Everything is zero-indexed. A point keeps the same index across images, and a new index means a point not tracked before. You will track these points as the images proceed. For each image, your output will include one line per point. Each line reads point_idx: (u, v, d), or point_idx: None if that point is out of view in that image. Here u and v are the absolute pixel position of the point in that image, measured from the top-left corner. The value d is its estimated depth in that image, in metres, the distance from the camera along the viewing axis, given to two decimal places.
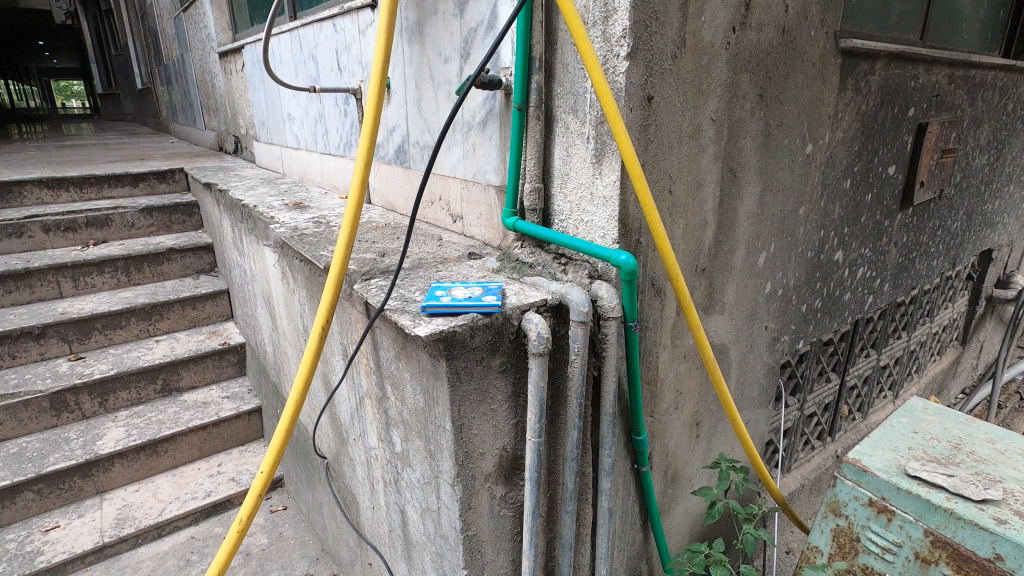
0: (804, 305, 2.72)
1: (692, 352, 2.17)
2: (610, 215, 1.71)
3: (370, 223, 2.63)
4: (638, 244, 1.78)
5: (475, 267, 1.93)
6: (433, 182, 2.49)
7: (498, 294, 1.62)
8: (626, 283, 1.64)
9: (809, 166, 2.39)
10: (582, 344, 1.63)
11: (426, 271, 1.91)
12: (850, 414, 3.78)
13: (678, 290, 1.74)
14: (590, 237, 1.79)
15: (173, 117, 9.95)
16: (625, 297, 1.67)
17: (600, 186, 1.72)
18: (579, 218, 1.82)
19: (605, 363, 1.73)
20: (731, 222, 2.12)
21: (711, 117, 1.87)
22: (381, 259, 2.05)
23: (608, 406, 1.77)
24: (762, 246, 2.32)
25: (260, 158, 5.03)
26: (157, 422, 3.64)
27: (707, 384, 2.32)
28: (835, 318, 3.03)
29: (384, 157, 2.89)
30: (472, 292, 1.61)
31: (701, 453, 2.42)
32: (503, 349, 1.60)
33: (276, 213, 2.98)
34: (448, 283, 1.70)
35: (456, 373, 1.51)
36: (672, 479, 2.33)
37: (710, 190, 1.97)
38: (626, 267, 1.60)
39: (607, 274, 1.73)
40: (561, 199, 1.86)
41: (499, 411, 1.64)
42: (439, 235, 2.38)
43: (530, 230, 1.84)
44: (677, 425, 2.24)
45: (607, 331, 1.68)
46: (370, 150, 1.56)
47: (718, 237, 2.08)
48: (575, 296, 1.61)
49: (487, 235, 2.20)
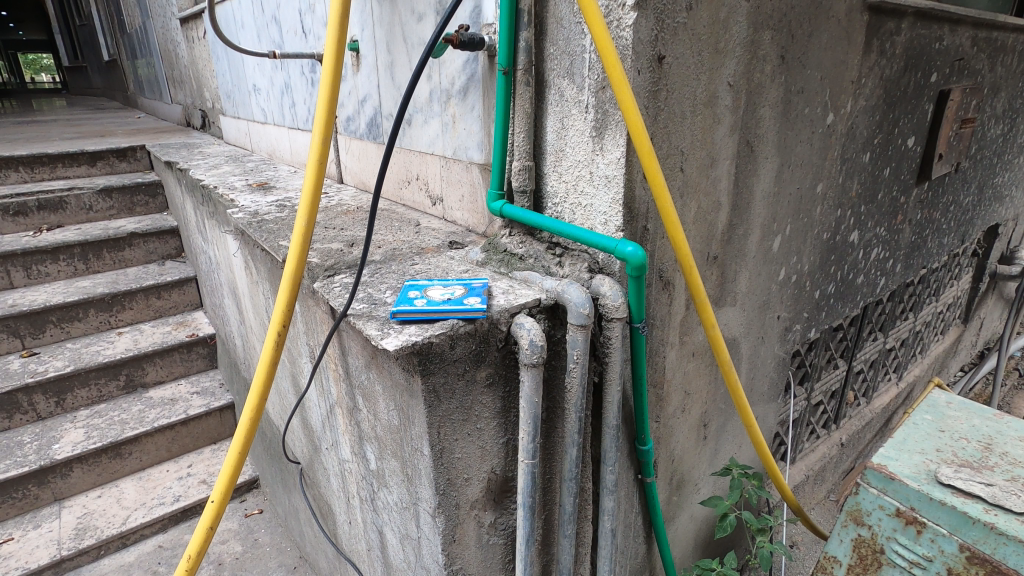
0: (817, 291, 2.50)
1: (701, 348, 1.95)
2: (612, 197, 1.46)
3: (341, 207, 2.35)
4: (645, 232, 1.54)
5: (457, 258, 1.67)
6: (410, 159, 2.21)
7: (482, 295, 1.36)
8: (633, 279, 1.41)
9: (830, 138, 2.15)
10: (582, 351, 1.40)
11: (400, 265, 1.65)
12: (855, 400, 3.62)
13: (692, 284, 1.52)
14: (589, 223, 1.54)
15: (140, 90, 9.44)
16: (631, 294, 1.43)
17: (602, 163, 1.46)
18: (576, 202, 1.57)
19: (608, 369, 1.51)
20: (747, 203, 1.87)
21: (729, 81, 1.60)
22: (348, 250, 1.79)
23: (611, 418, 1.55)
24: (778, 229, 2.08)
25: (228, 134, 4.67)
26: (119, 422, 3.38)
27: (715, 383, 2.10)
28: (847, 303, 2.83)
29: (355, 131, 2.59)
30: (452, 292, 1.36)
31: (707, 456, 2.23)
32: (490, 359, 1.36)
33: (237, 195, 2.69)
34: (424, 280, 1.45)
35: (434, 392, 1.27)
36: (678, 486, 2.13)
37: (725, 167, 1.72)
38: (634, 260, 1.36)
39: (610, 268, 1.49)
40: (556, 179, 1.60)
41: (487, 431, 1.41)
42: (417, 220, 2.11)
43: (521, 215, 1.59)
44: (683, 429, 2.03)
45: (611, 334, 1.45)
46: (327, 123, 1.28)
47: (733, 221, 1.84)
48: (574, 295, 1.38)
49: (470, 220, 1.95)
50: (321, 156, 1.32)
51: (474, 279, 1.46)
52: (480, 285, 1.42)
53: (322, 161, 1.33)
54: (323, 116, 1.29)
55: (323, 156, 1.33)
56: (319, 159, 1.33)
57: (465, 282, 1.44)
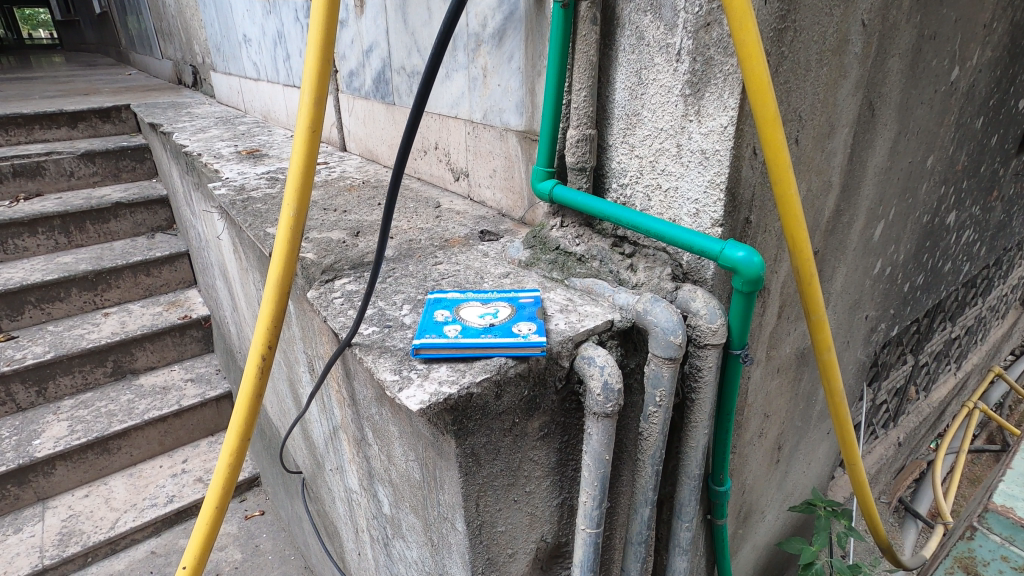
0: (907, 284, 2.11)
1: (786, 362, 1.59)
2: (710, 180, 1.07)
3: (343, 182, 1.96)
4: (746, 225, 1.15)
5: (493, 256, 1.30)
6: (427, 124, 1.81)
7: (535, 319, 0.99)
8: (740, 294, 1.03)
9: (950, 99, 1.72)
10: (668, 390, 1.04)
11: (420, 264, 1.28)
12: (916, 394, 3.26)
13: (809, 296, 1.13)
14: (672, 213, 1.16)
15: (131, 45, 8.88)
16: (734, 313, 1.06)
17: (696, 133, 1.06)
18: (654, 184, 1.18)
19: (694, 408, 1.15)
20: (857, 182, 1.47)
21: (864, 19, 1.18)
22: (352, 241, 1.41)
23: (693, 466, 1.20)
24: (883, 213, 1.68)
25: (220, 93, 4.23)
26: (107, 414, 3.08)
27: (795, 399, 1.75)
28: (931, 294, 2.44)
29: (359, 88, 2.18)
30: (495, 315, 0.99)
31: (778, 480, 1.89)
32: (545, 405, 1.00)
33: (222, 165, 2.30)
34: (453, 294, 1.08)
35: (472, 456, 0.92)
36: (745, 518, 1.80)
37: (842, 137, 1.31)
38: (747, 270, 0.98)
39: (701, 274, 1.11)
40: (625, 153, 1.21)
41: (538, 493, 1.07)
42: (436, 200, 1.72)
43: (578, 202, 1.21)
44: (758, 455, 1.69)
45: (704, 364, 1.09)
46: (319, 79, 0.87)
47: (841, 205, 1.44)
48: (662, 317, 1.00)
49: (505, 202, 1.56)
50: (312, 127, 0.93)
51: (522, 291, 1.09)
52: (532, 302, 1.04)
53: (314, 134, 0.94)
54: (313, 67, 0.88)
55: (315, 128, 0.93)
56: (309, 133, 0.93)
57: (509, 297, 1.06)
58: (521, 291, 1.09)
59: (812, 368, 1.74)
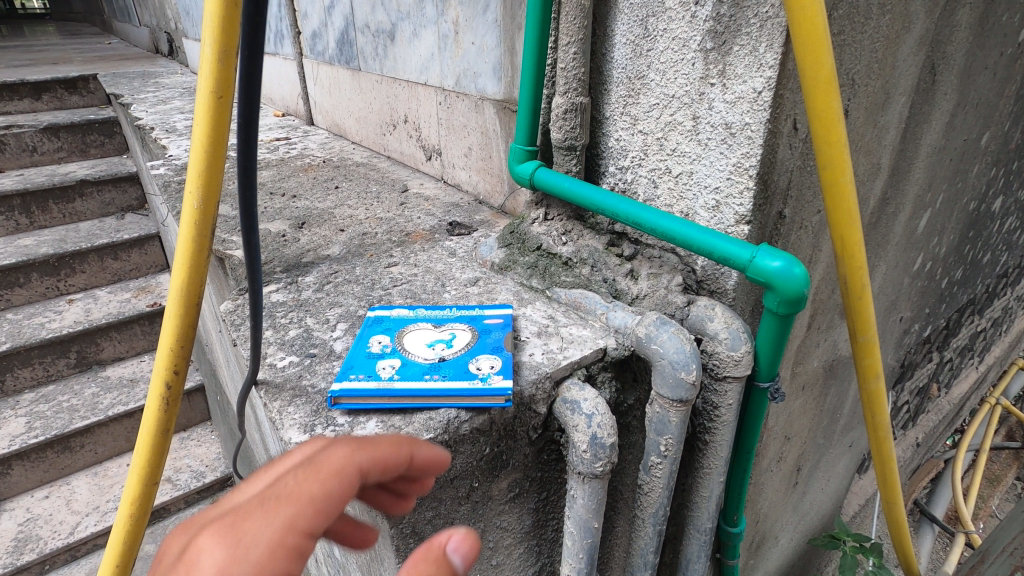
0: (946, 279, 1.86)
1: (813, 378, 1.35)
2: (736, 163, 0.82)
3: (301, 160, 1.70)
4: (779, 222, 0.90)
5: (461, 257, 1.05)
6: (395, 93, 1.54)
7: (502, 349, 0.74)
8: (773, 316, 0.78)
9: (1015, 64, 1.44)
10: (677, 437, 0.80)
11: (370, 266, 1.04)
12: (938, 392, 3.03)
13: (858, 313, 0.88)
14: (684, 205, 0.91)
15: (113, 12, 8.47)
16: (763, 338, 0.81)
17: (720, 101, 0.81)
18: (662, 168, 0.92)
19: (709, 452, 0.91)
20: (908, 165, 1.21)
21: None
22: (292, 235, 1.16)
23: (705, 519, 0.97)
24: (931, 200, 1.42)
25: (192, 61, 3.91)
26: (69, 409, 2.60)
27: (820, 415, 1.51)
28: (966, 289, 2.18)
29: (323, 52, 1.90)
30: (449, 344, 0.75)
31: (795, 503, 1.67)
32: (516, 461, 0.77)
33: (171, 140, 2.03)
34: (399, 313, 0.83)
35: (415, 535, 0.69)
36: (758, 547, 1.59)
37: (898, 108, 1.05)
38: (785, 285, 0.73)
39: (721, 284, 0.87)
40: (626, 128, 0.96)
41: (508, 564, 0.84)
42: (403, 182, 1.46)
43: (566, 189, 0.96)
44: (776, 481, 1.46)
45: (723, 400, 0.85)
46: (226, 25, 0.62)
47: (887, 194, 1.19)
48: (669, 345, 0.76)
49: (482, 186, 1.31)
50: (217, 89, 0.66)
51: (490, 309, 0.84)
52: (501, 325, 0.80)
53: (221, 99, 0.67)
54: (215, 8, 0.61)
55: (223, 90, 0.67)
56: (214, 97, 0.67)
57: (472, 318, 0.82)
58: (488, 309, 0.84)
59: (840, 381, 1.50)
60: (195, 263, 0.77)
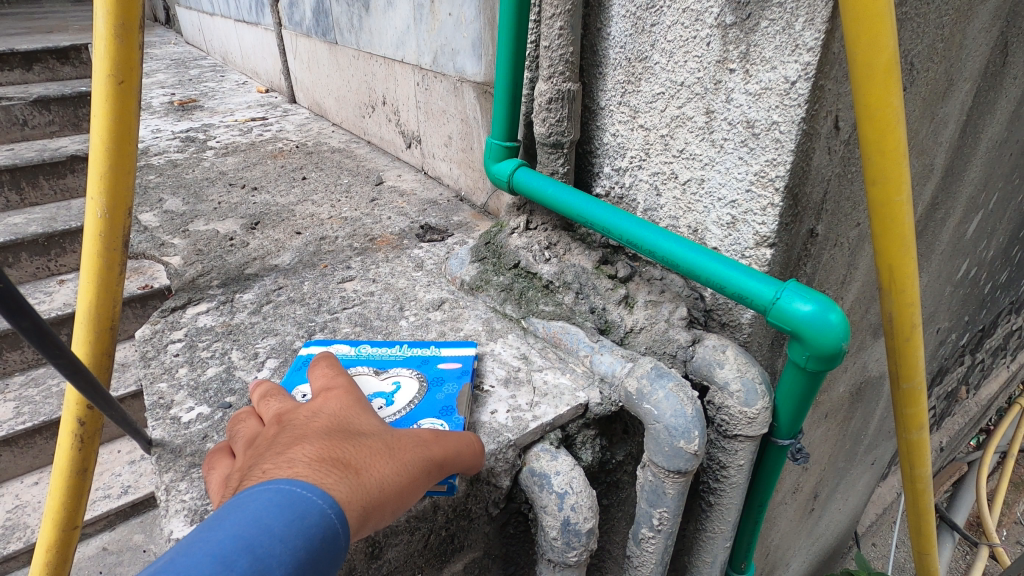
0: (990, 284, 1.66)
1: (837, 404, 1.19)
2: (758, 171, 0.65)
3: (272, 145, 1.54)
4: (809, 241, 0.73)
5: (429, 270, 0.90)
6: (372, 71, 1.37)
7: (454, 413, 0.58)
8: (798, 369, 0.62)
9: None
10: (675, 510, 0.66)
11: (322, 279, 0.89)
12: (966, 394, 2.84)
13: (904, 357, 0.72)
14: (693, 218, 0.74)
15: None
16: (784, 392, 0.65)
17: (740, 93, 0.64)
18: (667, 172, 0.76)
19: (713, 515, 0.76)
20: (963, 163, 1.02)
21: None
22: (242, 238, 1.02)
23: None
24: (985, 201, 1.22)
25: (184, 30, 3.72)
26: None
27: (842, 439, 1.36)
28: (1009, 291, 1.98)
29: (301, 23, 1.72)
30: (387, 403, 0.59)
31: (809, 528, 1.53)
32: (472, 540, 0.63)
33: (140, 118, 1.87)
34: (334, 353, 0.67)
35: None
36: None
37: (961, 97, 0.86)
38: (818, 336, 0.56)
39: (735, 317, 0.71)
40: (625, 121, 0.79)
41: None
42: (379, 173, 1.30)
43: (549, 196, 0.79)
44: (790, 512, 1.32)
45: (732, 459, 0.70)
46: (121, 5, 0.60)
47: (937, 197, 1.00)
48: (665, 406, 0.60)
49: (463, 181, 1.15)
50: (116, 72, 0.63)
51: (447, 349, 0.68)
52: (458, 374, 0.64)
53: (124, 85, 0.64)
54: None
55: (123, 75, 0.63)
56: (113, 82, 0.63)
57: (424, 362, 0.66)
58: (445, 348, 0.68)
59: (867, 403, 1.34)
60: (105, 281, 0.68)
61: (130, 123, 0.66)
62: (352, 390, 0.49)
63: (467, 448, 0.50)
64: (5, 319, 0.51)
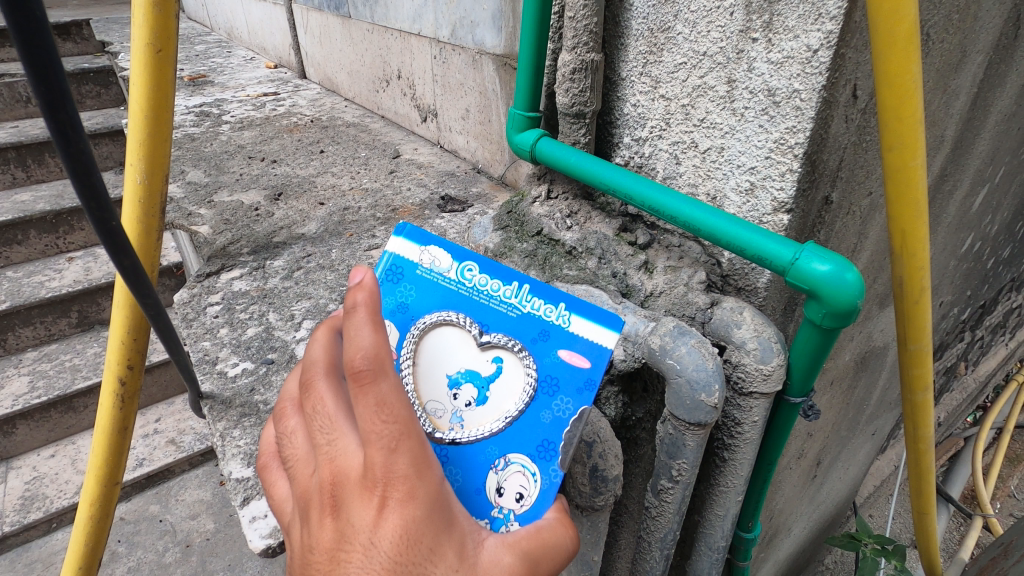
0: (992, 259, 1.69)
1: (843, 373, 1.22)
2: (779, 139, 0.67)
3: (287, 119, 1.55)
4: (824, 208, 0.76)
5: (451, 238, 0.93)
6: (387, 45, 1.38)
7: (553, 456, 0.50)
8: (813, 326, 0.65)
9: None
10: (693, 464, 0.69)
11: (348, 247, 0.92)
12: (965, 370, 2.88)
13: (911, 320, 0.75)
14: (712, 186, 0.77)
15: None
16: (798, 350, 0.69)
17: (762, 63, 0.66)
18: (687, 141, 0.78)
19: (727, 471, 0.80)
20: (972, 136, 1.04)
21: None
22: (266, 209, 1.04)
23: (718, 538, 0.87)
24: (992, 174, 1.24)
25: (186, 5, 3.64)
26: None
27: (846, 408, 1.39)
28: (1011, 267, 2.00)
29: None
30: (478, 403, 0.51)
31: (811, 493, 1.58)
32: None
33: None
34: (429, 265, 0.55)
35: None
36: (771, 541, 1.50)
37: (972, 70, 0.88)
38: (833, 291, 0.60)
39: (751, 281, 0.74)
40: (646, 91, 0.81)
41: None
42: (395, 146, 1.33)
43: (571, 164, 0.82)
44: (795, 477, 1.36)
45: (746, 415, 0.73)
46: None
47: (947, 169, 1.03)
48: (687, 360, 0.64)
49: (480, 153, 1.17)
50: (154, 41, 0.65)
51: (579, 323, 0.53)
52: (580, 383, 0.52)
53: (161, 54, 0.66)
54: None
55: (161, 45, 0.65)
56: (151, 51, 0.65)
57: (542, 338, 0.53)
58: (576, 322, 0.53)
59: (871, 373, 1.37)
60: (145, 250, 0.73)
61: (167, 91, 0.68)
62: (423, 472, 0.40)
63: (553, 549, 0.46)
64: (111, 255, 0.56)
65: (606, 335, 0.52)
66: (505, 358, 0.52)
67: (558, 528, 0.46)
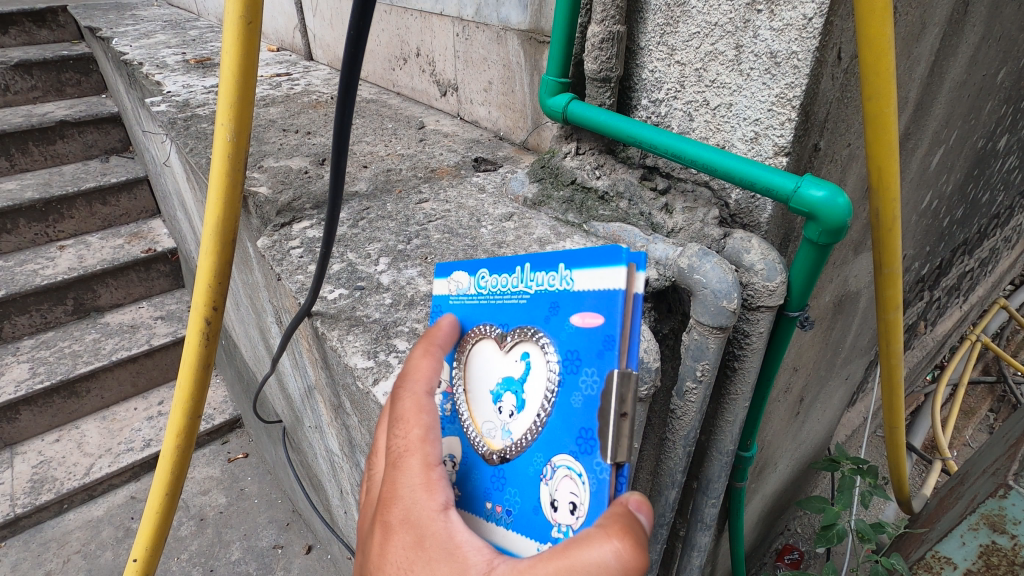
0: (947, 218, 1.89)
1: (823, 313, 1.39)
2: (778, 95, 0.82)
3: (308, 97, 1.64)
4: (813, 154, 0.91)
5: (491, 193, 1.06)
6: (406, 25, 1.48)
7: (592, 446, 0.47)
8: (812, 245, 0.80)
9: None
10: (714, 364, 0.84)
11: (400, 201, 1.04)
12: (924, 329, 3.12)
13: (885, 244, 0.91)
14: (721, 137, 0.91)
15: None
16: (798, 268, 0.84)
17: (766, 32, 0.80)
18: (699, 100, 0.92)
19: (736, 380, 0.95)
20: (931, 100, 1.21)
21: None
22: (315, 172, 1.15)
23: (728, 442, 1.02)
24: (946, 136, 1.42)
25: None
26: (71, 355, 2.66)
27: (825, 348, 1.57)
28: (964, 228, 2.21)
29: None
30: (517, 408, 0.53)
31: (795, 430, 1.76)
32: None
33: (164, 76, 1.93)
34: (456, 290, 0.65)
35: None
36: (762, 472, 1.68)
37: (930, 40, 1.04)
38: (827, 211, 0.74)
39: (755, 218, 0.88)
40: (663, 59, 0.94)
41: None
42: (418, 119, 1.44)
43: (600, 123, 0.95)
44: (782, 410, 1.54)
45: (753, 329, 0.88)
46: None
47: (909, 129, 1.19)
48: (712, 275, 0.78)
49: (503, 122, 1.30)
50: (246, 13, 0.73)
51: (580, 277, 0.51)
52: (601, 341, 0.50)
53: (250, 25, 0.74)
54: None
55: (251, 16, 0.73)
56: (243, 23, 0.74)
57: (555, 308, 0.53)
58: (578, 277, 0.51)
59: (846, 316, 1.55)
60: (228, 202, 0.85)
61: (252, 56, 0.77)
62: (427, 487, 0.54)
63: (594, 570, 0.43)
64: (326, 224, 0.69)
65: (610, 275, 0.49)
66: (531, 350, 0.54)
67: (592, 545, 0.43)
